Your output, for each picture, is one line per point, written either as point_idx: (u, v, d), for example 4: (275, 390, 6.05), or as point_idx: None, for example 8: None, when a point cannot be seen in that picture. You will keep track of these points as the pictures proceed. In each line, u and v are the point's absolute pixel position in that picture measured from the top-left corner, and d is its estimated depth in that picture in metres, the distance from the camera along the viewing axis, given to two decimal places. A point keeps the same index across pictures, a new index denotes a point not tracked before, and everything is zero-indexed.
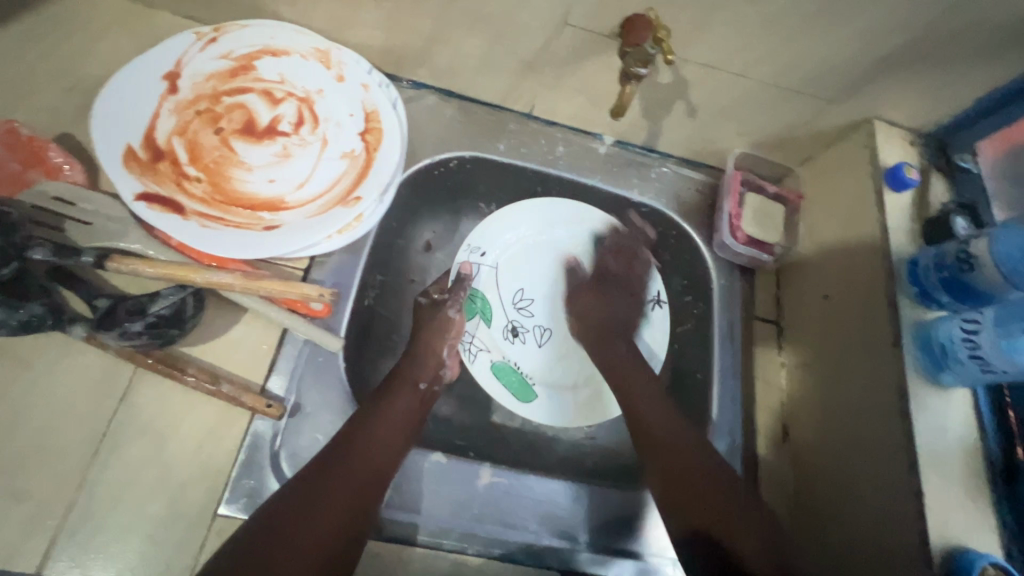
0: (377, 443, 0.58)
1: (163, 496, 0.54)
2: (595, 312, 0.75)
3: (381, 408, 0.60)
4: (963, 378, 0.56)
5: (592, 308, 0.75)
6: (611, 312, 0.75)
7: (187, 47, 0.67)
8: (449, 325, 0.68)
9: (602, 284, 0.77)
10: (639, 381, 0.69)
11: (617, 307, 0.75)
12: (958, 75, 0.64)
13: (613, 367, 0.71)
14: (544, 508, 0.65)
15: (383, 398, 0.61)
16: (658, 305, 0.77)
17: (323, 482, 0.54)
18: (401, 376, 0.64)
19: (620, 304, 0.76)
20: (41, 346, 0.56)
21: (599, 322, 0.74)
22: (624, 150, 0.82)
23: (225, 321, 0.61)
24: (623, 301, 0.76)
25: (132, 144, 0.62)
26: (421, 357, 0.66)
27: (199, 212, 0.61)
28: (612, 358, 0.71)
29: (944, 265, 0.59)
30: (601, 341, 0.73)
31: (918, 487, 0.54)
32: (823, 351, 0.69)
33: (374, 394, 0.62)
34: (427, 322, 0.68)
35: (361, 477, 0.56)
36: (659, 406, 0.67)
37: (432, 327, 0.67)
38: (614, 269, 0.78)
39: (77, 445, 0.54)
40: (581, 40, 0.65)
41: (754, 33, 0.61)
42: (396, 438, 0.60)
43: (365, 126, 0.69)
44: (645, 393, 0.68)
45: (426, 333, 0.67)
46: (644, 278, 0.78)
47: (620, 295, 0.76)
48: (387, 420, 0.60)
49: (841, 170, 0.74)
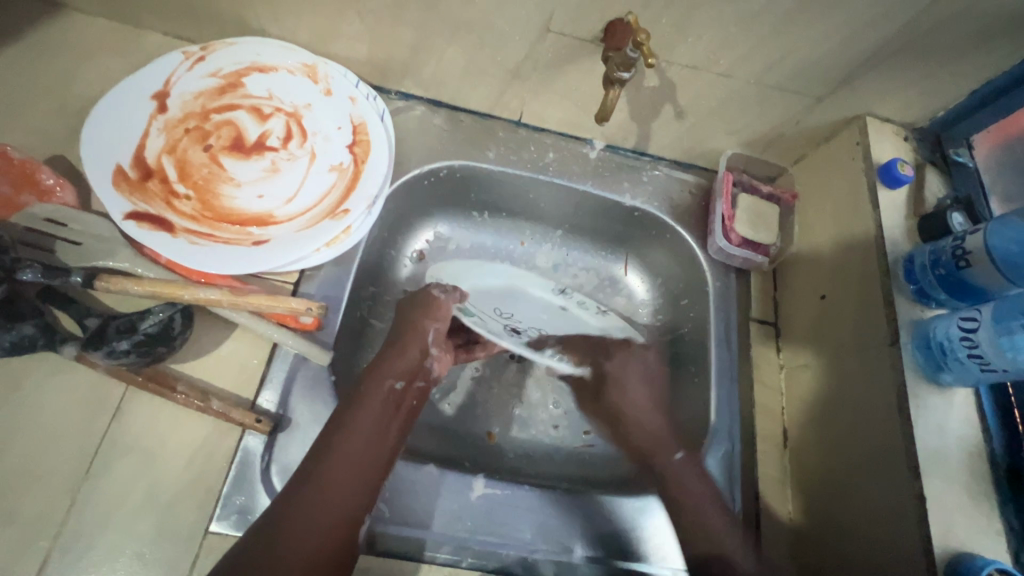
0: (357, 451, 0.55)
1: (154, 514, 0.54)
2: (635, 410, 0.69)
3: (355, 412, 0.57)
4: (964, 377, 0.54)
5: (634, 423, 0.69)
6: (637, 420, 0.69)
7: (175, 67, 0.68)
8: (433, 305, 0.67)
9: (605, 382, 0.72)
10: (699, 502, 0.62)
11: (642, 395, 0.71)
12: (950, 68, 0.63)
13: (682, 489, 0.63)
14: (540, 519, 0.63)
15: (358, 400, 0.58)
16: (605, 311, 0.81)
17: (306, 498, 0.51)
18: (383, 370, 0.61)
19: (629, 404, 0.70)
20: (34, 366, 0.56)
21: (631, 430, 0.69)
22: (614, 154, 0.82)
23: (216, 337, 0.61)
24: (632, 398, 0.70)
25: (122, 164, 0.62)
26: (400, 351, 0.63)
27: (188, 229, 0.62)
28: (683, 476, 0.63)
29: (939, 262, 0.58)
30: (661, 442, 0.66)
31: (918, 491, 0.53)
32: (822, 351, 0.68)
33: (349, 395, 0.59)
34: (410, 306, 0.68)
35: (345, 490, 0.53)
36: (699, 490, 0.62)
37: (418, 317, 0.66)
38: (612, 391, 0.71)
39: (68, 465, 0.54)
40: (566, 46, 0.65)
41: (739, 33, 0.61)
42: (374, 442, 0.57)
43: (352, 138, 0.70)
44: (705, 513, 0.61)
45: (413, 322, 0.66)
46: (582, 301, 0.80)
47: (621, 388, 0.71)
48: (365, 424, 0.57)
49: (835, 167, 0.73)
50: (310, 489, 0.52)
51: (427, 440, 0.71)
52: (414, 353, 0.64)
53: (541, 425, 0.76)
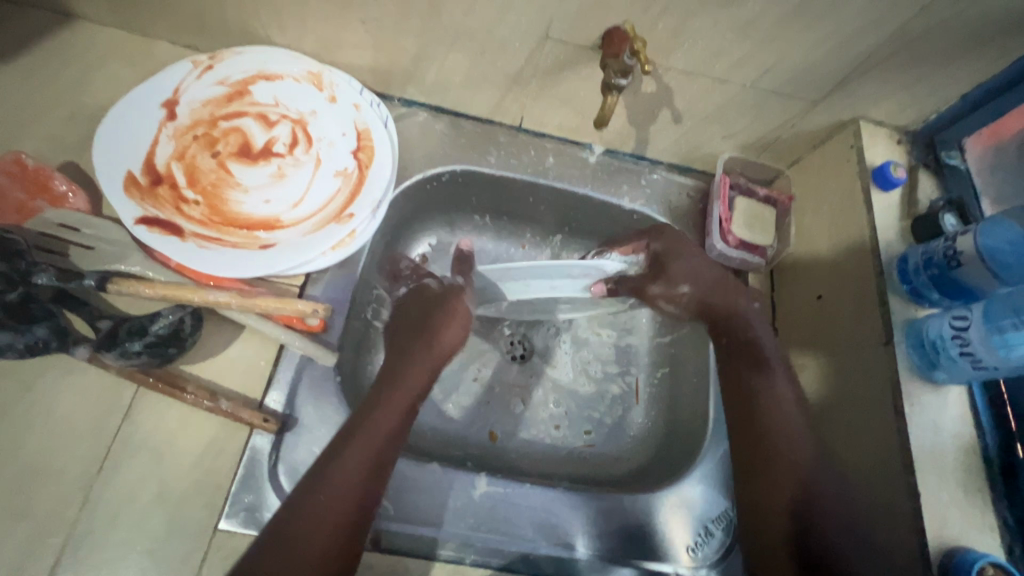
0: (371, 449, 0.56)
1: (164, 512, 0.55)
2: (694, 273, 0.72)
3: (374, 412, 0.59)
4: (956, 374, 0.55)
5: (694, 291, 0.72)
6: (701, 285, 0.72)
7: (184, 75, 0.69)
8: (456, 312, 0.71)
9: (665, 259, 0.73)
10: (757, 368, 0.68)
11: (700, 264, 0.73)
12: (941, 72, 0.64)
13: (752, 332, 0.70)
14: (542, 517, 0.64)
15: (379, 400, 0.60)
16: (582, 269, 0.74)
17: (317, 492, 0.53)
18: (403, 375, 0.64)
19: (689, 273, 0.72)
20: (47, 367, 0.57)
21: (696, 294, 0.73)
22: (613, 157, 0.83)
23: (223, 339, 0.62)
24: (692, 265, 0.72)
25: (133, 170, 0.64)
26: (421, 359, 0.66)
27: (197, 234, 0.63)
28: (753, 324, 0.71)
29: (932, 262, 0.59)
30: (728, 292, 0.72)
31: (913, 486, 0.54)
32: (818, 350, 0.69)
33: (370, 395, 0.61)
34: (432, 296, 0.72)
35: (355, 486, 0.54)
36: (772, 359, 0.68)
37: (441, 322, 0.69)
38: (670, 265, 0.73)
39: (80, 463, 0.55)
40: (565, 53, 0.66)
41: (734, 39, 0.62)
42: (389, 441, 0.58)
43: (357, 144, 0.71)
44: (762, 380, 0.67)
45: (434, 326, 0.69)
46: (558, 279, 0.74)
47: (681, 261, 0.72)
48: (382, 423, 0.58)
49: (830, 170, 0.74)
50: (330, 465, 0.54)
51: (430, 439, 0.73)
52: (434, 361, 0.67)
53: (541, 425, 0.78)
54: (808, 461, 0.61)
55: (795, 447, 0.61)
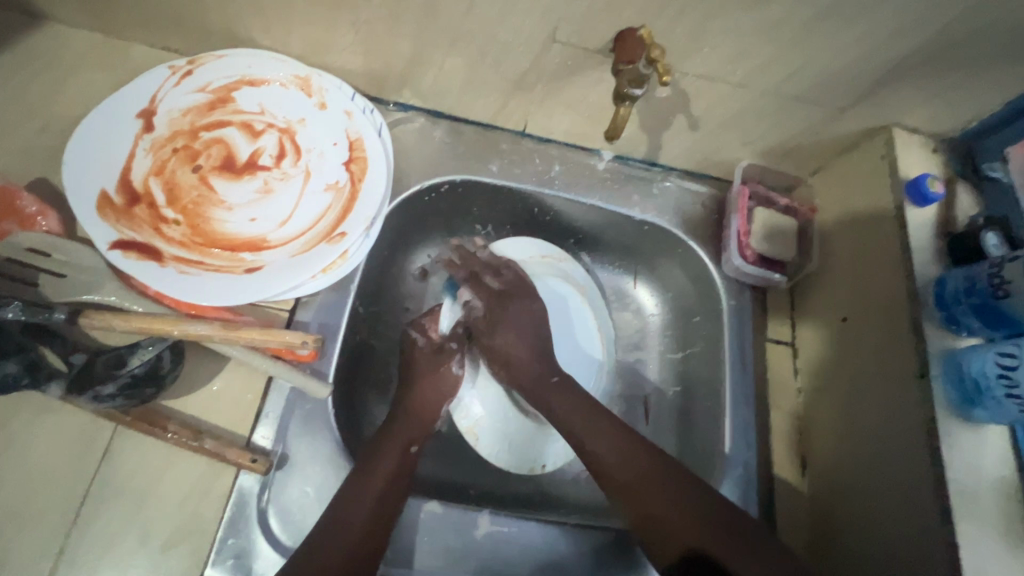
0: (387, 471, 0.58)
1: (145, 561, 0.52)
2: (517, 340, 0.68)
3: (387, 440, 0.61)
4: (998, 415, 0.52)
5: (521, 348, 0.68)
6: (532, 326, 0.69)
7: (161, 82, 0.64)
8: (447, 380, 0.70)
9: (508, 294, 0.71)
10: (591, 416, 0.62)
11: (524, 333, 0.69)
12: (988, 76, 0.59)
13: (550, 401, 0.65)
14: (544, 557, 0.61)
15: (392, 425, 0.64)
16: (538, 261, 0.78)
17: (320, 543, 0.51)
18: (395, 430, 0.63)
19: (521, 323, 0.69)
20: (19, 405, 0.54)
21: (536, 343, 0.69)
22: (624, 164, 0.78)
23: (208, 371, 0.58)
24: (520, 315, 0.69)
25: (107, 188, 0.59)
26: (413, 415, 0.66)
27: (177, 257, 0.59)
28: (554, 391, 0.65)
29: (974, 290, 0.54)
30: (530, 375, 0.66)
31: (950, 537, 0.50)
32: (843, 377, 0.65)
33: (364, 451, 0.59)
34: (427, 362, 0.70)
35: (355, 539, 0.52)
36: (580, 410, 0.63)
37: (432, 378, 0.69)
38: (507, 309, 0.70)
39: (55, 510, 0.52)
40: (573, 57, 0.61)
41: (759, 43, 0.56)
42: (383, 501, 0.56)
43: (349, 155, 0.66)
44: (587, 423, 0.62)
45: (421, 385, 0.69)
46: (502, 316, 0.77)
47: (516, 307, 0.70)
48: (375, 480, 0.57)
49: (858, 180, 0.69)
50: (353, 479, 0.56)
51: (433, 468, 0.70)
52: (430, 400, 0.68)
53: (555, 457, 0.73)
54: (661, 471, 0.57)
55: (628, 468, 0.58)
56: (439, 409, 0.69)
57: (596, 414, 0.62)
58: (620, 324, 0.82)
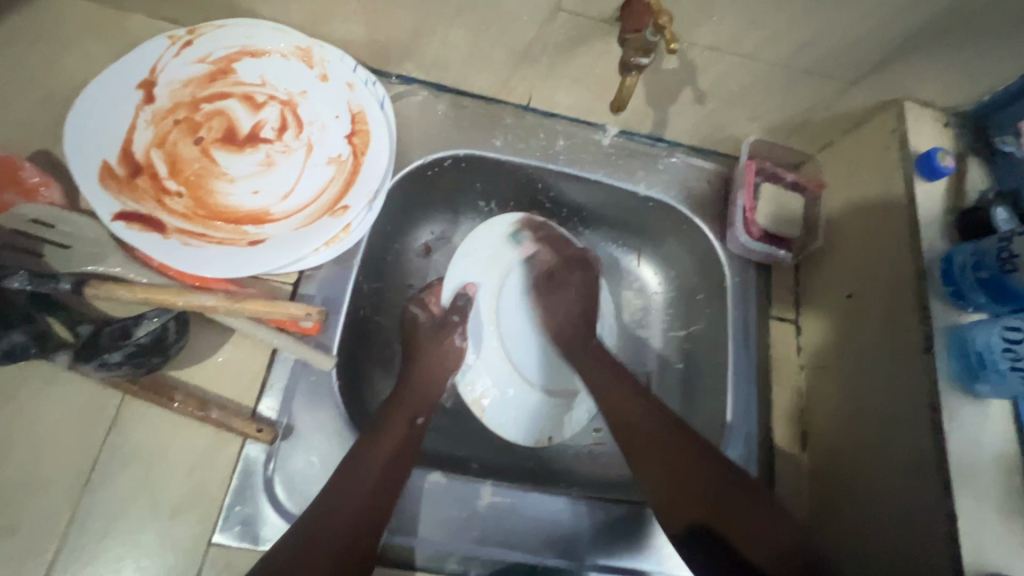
0: (393, 441, 0.59)
1: (155, 527, 0.53)
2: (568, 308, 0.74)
3: (394, 412, 0.62)
4: (1001, 388, 0.52)
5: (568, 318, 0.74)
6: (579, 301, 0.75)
7: (161, 53, 0.63)
8: (450, 353, 0.71)
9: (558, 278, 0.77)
10: (621, 383, 0.66)
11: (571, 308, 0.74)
12: (1004, 47, 0.57)
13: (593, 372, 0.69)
14: (548, 528, 0.62)
15: (399, 399, 0.64)
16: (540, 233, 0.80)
17: (327, 508, 0.52)
18: (401, 403, 0.64)
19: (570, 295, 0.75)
20: (28, 376, 0.54)
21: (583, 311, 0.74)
22: (630, 140, 0.77)
23: (214, 343, 0.59)
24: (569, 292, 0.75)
25: (108, 160, 0.59)
26: (418, 388, 0.66)
27: (181, 229, 0.59)
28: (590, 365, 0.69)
29: (982, 264, 0.54)
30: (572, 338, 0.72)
31: (949, 508, 0.50)
32: (846, 353, 0.65)
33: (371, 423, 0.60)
34: (431, 335, 0.71)
35: (360, 505, 0.53)
36: (622, 388, 0.65)
37: (435, 352, 0.70)
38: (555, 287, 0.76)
39: (65, 478, 0.53)
40: (579, 27, 0.59)
41: (769, 14, 0.55)
42: (388, 470, 0.56)
43: (351, 128, 0.65)
44: (617, 392, 0.65)
45: (427, 360, 0.69)
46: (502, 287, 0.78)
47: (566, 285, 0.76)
48: (381, 450, 0.57)
49: (867, 156, 0.68)
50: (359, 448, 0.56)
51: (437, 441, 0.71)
52: (436, 375, 0.69)
53: (563, 428, 0.75)
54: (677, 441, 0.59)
55: (652, 430, 0.60)
56: (444, 381, 0.69)
57: (629, 389, 0.65)
58: (623, 301, 0.82)
